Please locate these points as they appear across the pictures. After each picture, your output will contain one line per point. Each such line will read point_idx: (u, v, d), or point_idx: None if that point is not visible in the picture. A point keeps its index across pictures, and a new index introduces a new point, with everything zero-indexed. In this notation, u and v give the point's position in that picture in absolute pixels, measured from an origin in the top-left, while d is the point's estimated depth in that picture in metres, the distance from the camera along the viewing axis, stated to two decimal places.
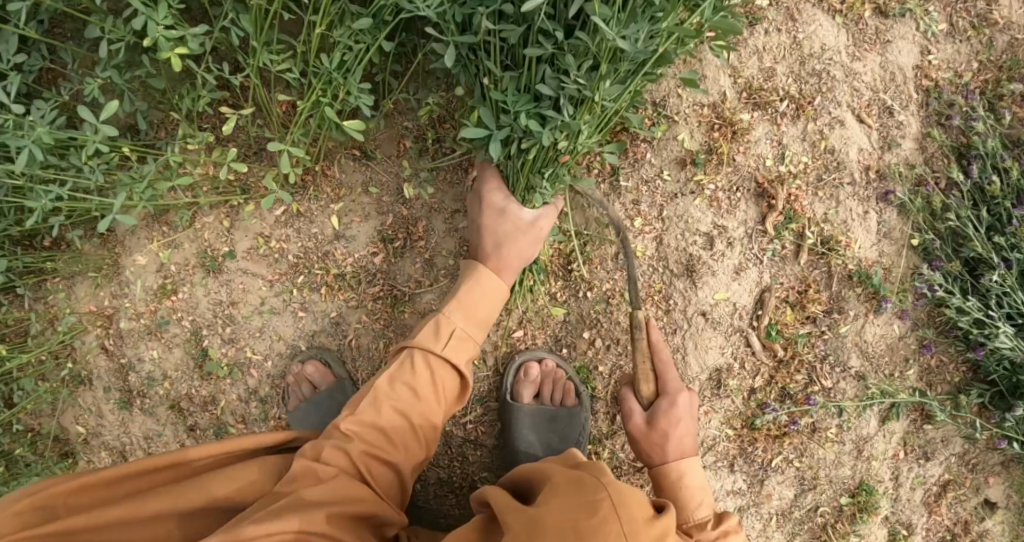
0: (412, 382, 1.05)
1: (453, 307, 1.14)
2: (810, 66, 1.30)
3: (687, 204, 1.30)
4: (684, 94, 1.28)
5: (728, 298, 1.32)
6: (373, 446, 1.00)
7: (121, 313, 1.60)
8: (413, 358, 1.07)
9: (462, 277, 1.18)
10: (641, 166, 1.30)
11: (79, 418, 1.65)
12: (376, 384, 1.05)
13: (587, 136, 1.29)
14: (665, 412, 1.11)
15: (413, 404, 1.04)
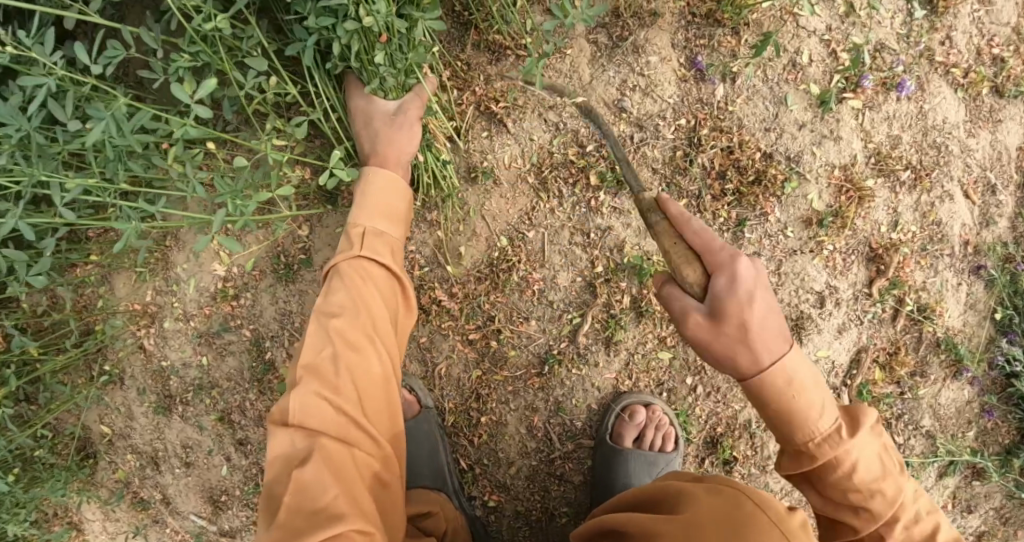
0: (359, 346, 1.00)
1: (362, 209, 1.10)
2: (931, 137, 1.30)
3: (805, 262, 1.31)
4: (818, 153, 1.28)
5: (829, 356, 1.33)
6: (340, 415, 0.96)
7: (165, 311, 1.48)
8: (346, 330, 1.00)
9: (372, 226, 1.09)
10: (766, 220, 1.29)
11: (104, 418, 1.58)
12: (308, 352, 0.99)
13: (719, 183, 1.28)
14: (794, 397, 0.86)
15: (366, 379, 1.00)
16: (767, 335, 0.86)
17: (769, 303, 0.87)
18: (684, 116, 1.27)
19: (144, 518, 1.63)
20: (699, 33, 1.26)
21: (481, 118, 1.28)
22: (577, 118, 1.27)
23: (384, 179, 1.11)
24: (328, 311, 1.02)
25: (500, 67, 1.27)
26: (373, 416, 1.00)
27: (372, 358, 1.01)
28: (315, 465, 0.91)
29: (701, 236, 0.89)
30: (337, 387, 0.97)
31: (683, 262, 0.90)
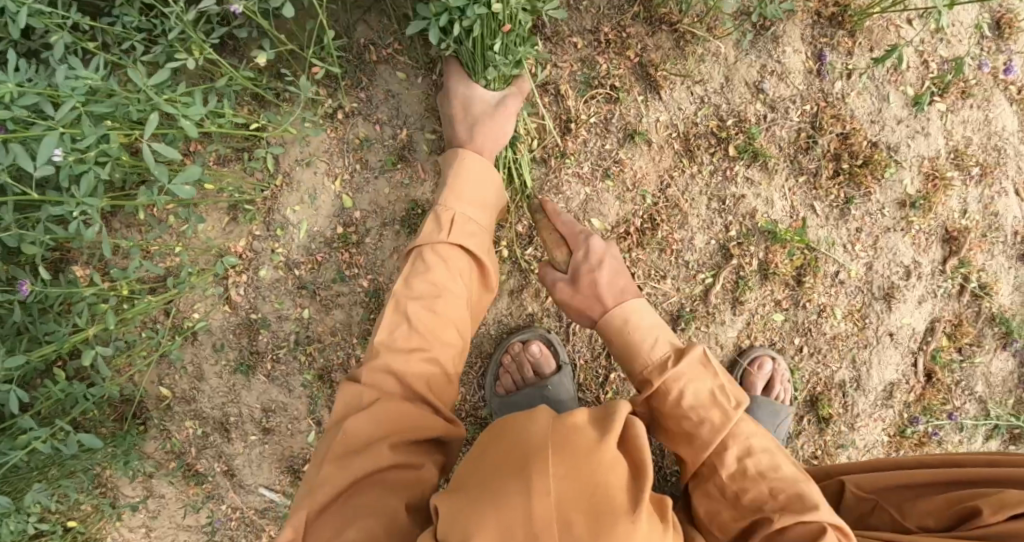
0: (420, 345, 1.01)
1: (449, 198, 1.15)
2: (993, 141, 1.47)
3: (896, 239, 1.46)
4: (913, 146, 1.44)
5: (910, 324, 1.49)
6: (428, 418, 0.98)
7: (263, 260, 1.46)
8: (429, 286, 1.06)
9: (462, 210, 1.15)
10: (869, 199, 1.44)
11: (163, 379, 1.53)
12: (392, 358, 0.99)
13: (831, 164, 1.42)
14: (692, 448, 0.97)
15: (441, 345, 1.03)
16: (688, 411, 0.97)
17: (700, 392, 0.98)
18: (808, 103, 1.41)
19: (198, 491, 1.58)
20: (824, 32, 1.40)
21: (640, 84, 1.37)
22: (720, 94, 1.39)
23: (615, 269, 1.13)
24: (395, 368, 0.98)
25: (652, 38, 1.36)
26: (442, 348, 1.03)
27: (449, 285, 1.07)
28: (370, 418, 0.94)
29: (648, 330, 1.06)
30: (432, 348, 1.02)
31: (625, 355, 1.05)
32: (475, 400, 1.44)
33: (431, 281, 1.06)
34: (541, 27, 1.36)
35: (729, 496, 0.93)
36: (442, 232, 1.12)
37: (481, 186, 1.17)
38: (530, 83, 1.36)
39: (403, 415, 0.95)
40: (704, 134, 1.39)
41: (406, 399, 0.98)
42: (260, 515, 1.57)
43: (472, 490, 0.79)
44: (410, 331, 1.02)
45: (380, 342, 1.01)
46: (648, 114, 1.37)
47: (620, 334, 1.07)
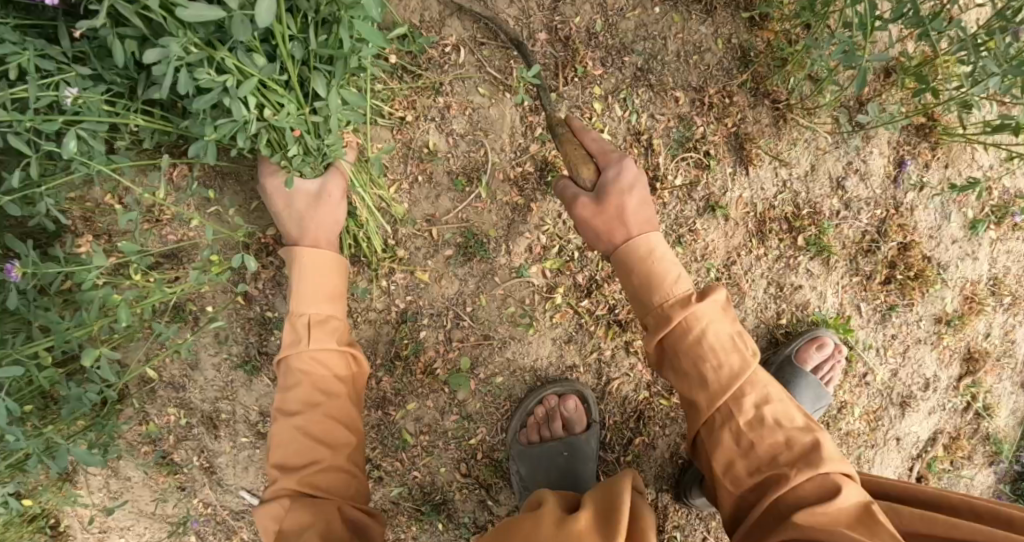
0: (317, 401, 1.10)
1: (304, 216, 1.16)
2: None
3: (924, 351, 1.45)
4: (960, 267, 1.42)
5: (915, 432, 1.50)
6: (337, 403, 1.11)
7: None
8: (305, 375, 1.11)
9: (308, 226, 1.17)
10: (909, 309, 1.43)
11: (152, 359, 1.44)
12: (285, 454, 1.07)
13: (887, 269, 1.40)
14: (703, 336, 0.99)
15: (337, 356, 1.13)
16: (668, 275, 1.03)
17: (644, 198, 1.05)
18: (879, 206, 1.38)
19: (169, 480, 1.52)
20: (910, 140, 1.37)
21: (731, 154, 1.32)
22: (802, 181, 1.35)
23: (644, 197, 1.05)
24: (311, 382, 1.10)
25: (750, 109, 1.31)
26: (333, 386, 1.12)
27: (332, 388, 1.12)
28: (293, 445, 1.07)
29: (633, 214, 1.04)
30: (317, 364, 1.11)
31: (582, 161, 1.06)
32: (494, 442, 1.38)
33: (327, 316, 1.15)
34: (645, 73, 1.29)
35: (743, 445, 0.96)
36: (299, 228, 1.16)
37: (321, 235, 1.17)
38: (622, 132, 1.30)
39: (320, 485, 1.06)
40: (778, 218, 1.36)
41: (317, 483, 1.05)
42: (233, 516, 1.53)
43: None
44: (297, 401, 1.09)
45: (279, 417, 1.10)
46: (732, 187, 1.33)
47: (590, 218, 1.05)
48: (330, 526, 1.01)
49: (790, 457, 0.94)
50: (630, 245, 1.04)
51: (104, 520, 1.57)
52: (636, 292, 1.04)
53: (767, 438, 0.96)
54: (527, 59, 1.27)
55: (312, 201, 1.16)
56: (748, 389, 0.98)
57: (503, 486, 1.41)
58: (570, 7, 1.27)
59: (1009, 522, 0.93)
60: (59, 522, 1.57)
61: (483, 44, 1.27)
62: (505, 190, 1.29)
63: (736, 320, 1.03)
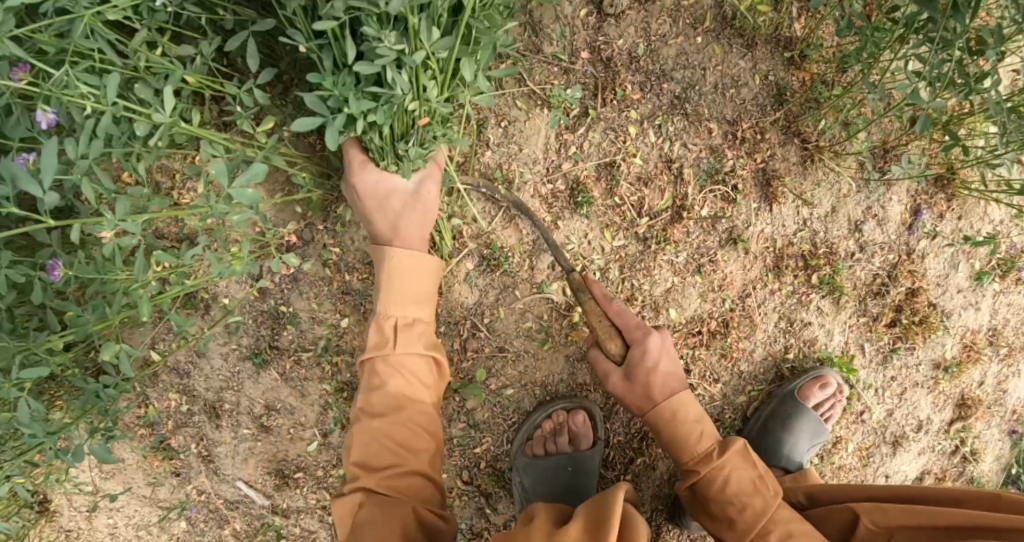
0: (403, 407, 1.13)
1: (398, 259, 1.17)
2: None
3: (920, 394, 1.48)
4: (962, 316, 1.45)
5: (904, 471, 1.52)
6: (416, 439, 1.13)
7: (310, 250, 1.35)
8: (394, 372, 1.14)
9: (400, 247, 1.18)
10: (911, 352, 1.45)
11: (157, 343, 1.43)
12: (373, 454, 1.10)
13: (894, 312, 1.42)
14: (674, 417, 1.14)
15: (416, 404, 1.15)
16: (665, 386, 1.15)
17: (671, 368, 1.15)
18: (893, 251, 1.40)
19: (164, 465, 1.51)
20: (927, 190, 1.39)
21: (756, 188, 1.33)
22: (822, 221, 1.36)
23: (669, 370, 1.15)
24: (370, 409, 1.13)
25: (778, 145, 1.32)
26: (412, 412, 1.14)
27: (412, 400, 1.14)
28: (370, 500, 1.06)
29: (621, 318, 1.16)
30: (393, 375, 1.14)
31: (607, 337, 1.14)
32: (498, 452, 1.39)
33: (406, 331, 1.16)
34: (681, 102, 1.30)
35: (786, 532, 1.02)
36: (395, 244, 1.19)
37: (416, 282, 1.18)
38: (652, 158, 1.30)
39: (399, 491, 1.08)
40: (795, 254, 1.37)
41: (400, 498, 1.07)
42: (228, 506, 1.51)
43: None
44: (371, 444, 1.11)
45: (355, 467, 1.10)
46: (754, 220, 1.34)
47: (598, 317, 1.14)
48: (405, 528, 1.02)
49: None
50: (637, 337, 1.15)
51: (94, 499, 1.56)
52: (666, 439, 1.16)
53: (799, 539, 1.00)
54: (566, 77, 1.28)
55: (408, 198, 1.18)
56: (767, 488, 1.08)
57: (503, 496, 1.42)
58: (614, 29, 1.28)
59: (993, 500, 0.98)
60: (47, 498, 1.55)
61: (524, 58, 1.27)
62: (533, 205, 1.29)
63: (758, 463, 1.12)
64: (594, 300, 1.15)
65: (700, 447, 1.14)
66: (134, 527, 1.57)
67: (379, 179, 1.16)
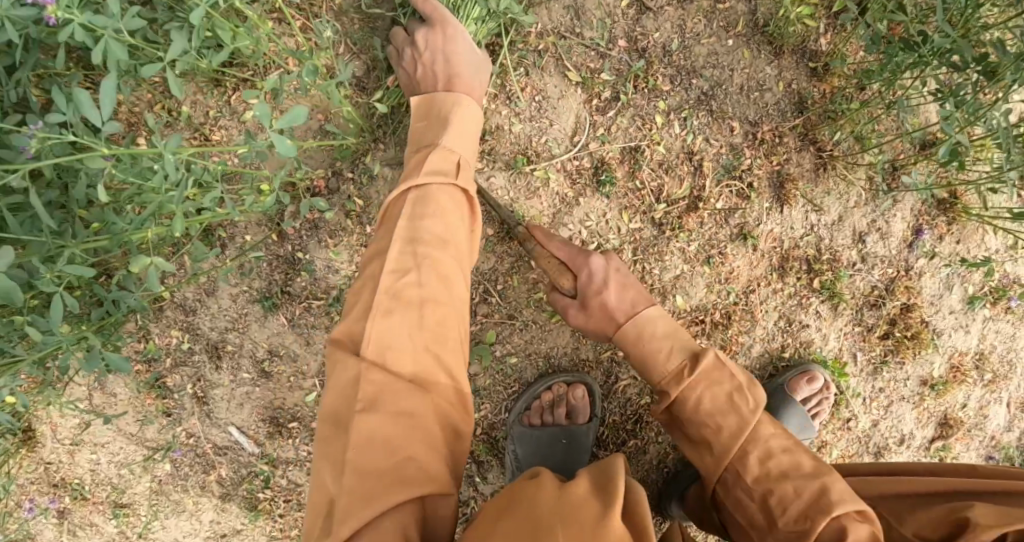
0: (438, 273, 0.96)
1: (450, 137, 1.10)
2: (1012, 353, 1.54)
3: (905, 409, 1.52)
4: (952, 337, 1.51)
5: None
6: (423, 356, 0.91)
7: (333, 200, 1.38)
8: (430, 239, 0.97)
9: (462, 153, 1.11)
10: (901, 366, 1.50)
11: (167, 278, 1.44)
12: (382, 331, 0.89)
13: (888, 325, 1.48)
14: (642, 335, 1.15)
15: (451, 298, 0.96)
16: (621, 307, 1.17)
17: (620, 291, 1.18)
18: (891, 266, 1.46)
19: (156, 404, 1.51)
20: (930, 211, 1.45)
21: (770, 189, 1.39)
22: (828, 229, 1.42)
23: (623, 281, 1.19)
24: (404, 300, 0.92)
25: (794, 151, 1.38)
26: (450, 331, 0.94)
27: (455, 279, 0.97)
28: (386, 416, 0.85)
29: (566, 251, 1.21)
30: (419, 259, 0.95)
31: (557, 271, 1.21)
32: (494, 420, 1.42)
33: (444, 223, 1.00)
34: (708, 98, 1.36)
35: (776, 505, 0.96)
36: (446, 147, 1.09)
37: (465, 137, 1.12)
38: (675, 149, 1.35)
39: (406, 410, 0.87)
40: (800, 257, 1.42)
41: (407, 416, 0.86)
42: (217, 451, 1.51)
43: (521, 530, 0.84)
44: (405, 351, 0.90)
45: (348, 334, 0.90)
46: (764, 219, 1.39)
47: (551, 248, 1.22)
48: (428, 443, 0.87)
49: (801, 507, 0.94)
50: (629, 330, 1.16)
51: (79, 431, 1.55)
52: (637, 349, 1.15)
53: (776, 460, 1.00)
54: (602, 61, 1.33)
55: (478, 63, 1.20)
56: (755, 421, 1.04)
57: (494, 466, 1.44)
58: (652, 22, 1.33)
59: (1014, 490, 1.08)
60: (32, 425, 1.54)
61: (564, 38, 1.32)
62: (557, 179, 1.33)
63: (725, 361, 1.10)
64: (539, 243, 1.23)
65: (671, 364, 1.11)
66: (116, 464, 1.55)
67: (472, 65, 1.19)
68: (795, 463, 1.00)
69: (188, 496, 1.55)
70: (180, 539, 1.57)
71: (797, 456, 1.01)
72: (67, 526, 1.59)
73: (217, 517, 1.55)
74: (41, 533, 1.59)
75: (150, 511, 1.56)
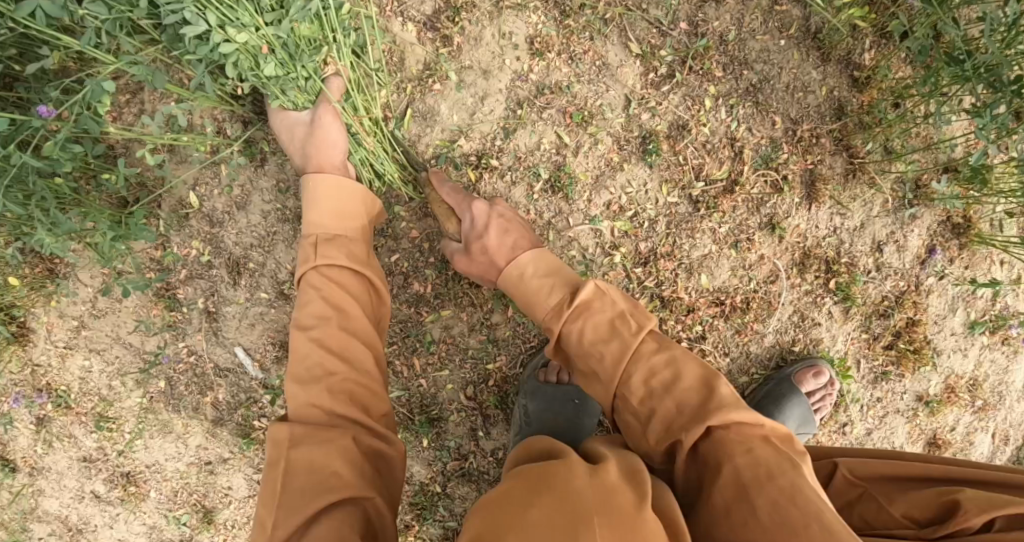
0: (328, 314, 1.15)
1: (315, 211, 1.22)
2: (1006, 384, 1.58)
3: (898, 423, 1.56)
4: (950, 358, 1.55)
5: None
6: (343, 401, 1.09)
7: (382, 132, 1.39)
8: (328, 284, 1.18)
9: (340, 231, 1.22)
10: (900, 378, 1.54)
11: (198, 185, 1.42)
12: (300, 365, 1.12)
13: (892, 336, 1.52)
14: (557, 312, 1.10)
15: (349, 363, 1.13)
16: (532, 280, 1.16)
17: (534, 260, 1.19)
18: (902, 279, 1.51)
19: (161, 315, 1.47)
20: (945, 233, 1.51)
21: (801, 186, 1.44)
22: (849, 234, 1.47)
23: (514, 240, 1.23)
24: (325, 342, 1.13)
25: (827, 154, 1.44)
26: (354, 346, 1.15)
27: (353, 345, 1.15)
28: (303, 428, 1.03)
29: (515, 260, 1.19)
30: (343, 308, 1.17)
31: (515, 290, 1.17)
32: (508, 374, 1.42)
33: (348, 298, 1.18)
34: (755, 90, 1.42)
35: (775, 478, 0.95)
36: (318, 254, 1.19)
37: (333, 196, 1.22)
38: (718, 134, 1.41)
39: (331, 426, 1.04)
40: (818, 256, 1.47)
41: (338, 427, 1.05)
42: (217, 372, 1.48)
43: (530, 508, 0.77)
44: (311, 389, 1.09)
45: (291, 379, 1.11)
46: (791, 214, 1.44)
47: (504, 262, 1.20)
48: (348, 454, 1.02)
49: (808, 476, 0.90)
50: (554, 324, 1.10)
51: (75, 335, 1.50)
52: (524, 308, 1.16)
53: (763, 432, 0.95)
54: (663, 39, 1.38)
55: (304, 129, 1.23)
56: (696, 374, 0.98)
57: (499, 421, 1.44)
58: (714, 10, 1.40)
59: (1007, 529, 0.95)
60: (26, 322, 1.49)
61: (630, 10, 1.37)
62: (604, 143, 1.38)
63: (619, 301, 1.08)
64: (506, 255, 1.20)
65: (603, 370, 1.02)
66: (108, 375, 1.51)
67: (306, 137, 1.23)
68: (681, 406, 0.94)
69: (179, 417, 1.51)
70: (161, 461, 1.52)
71: (681, 368, 0.98)
72: (44, 434, 1.52)
73: (204, 443, 1.51)
74: (15, 438, 1.52)
75: (135, 428, 1.51)
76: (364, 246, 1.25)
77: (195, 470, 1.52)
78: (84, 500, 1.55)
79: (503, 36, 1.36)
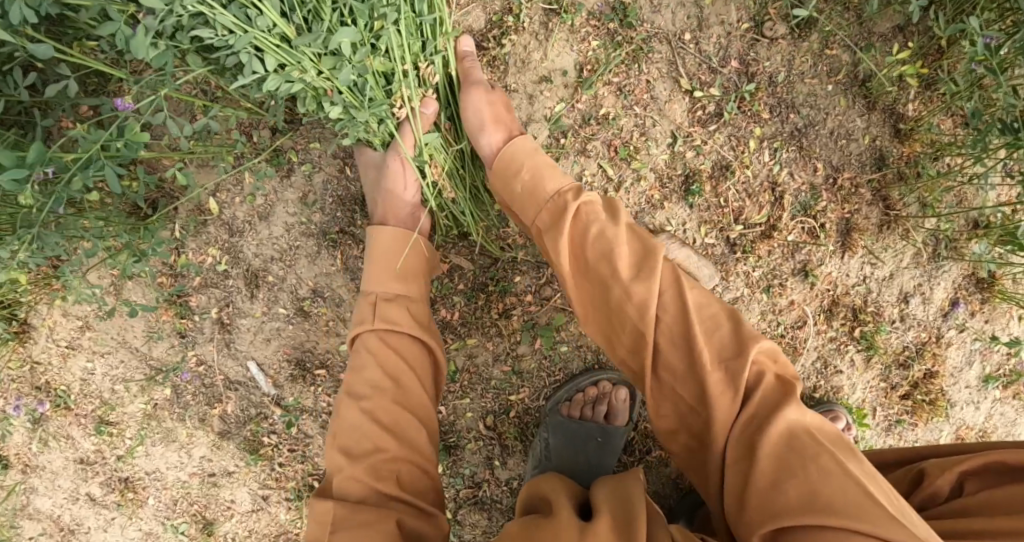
0: (385, 386, 1.10)
1: (372, 269, 1.19)
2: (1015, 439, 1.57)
3: None
4: (963, 410, 1.54)
5: None
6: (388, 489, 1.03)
7: None
8: (384, 349, 1.13)
9: (395, 291, 1.17)
10: (913, 427, 1.54)
11: (219, 192, 1.36)
12: (350, 437, 1.07)
13: (909, 386, 1.52)
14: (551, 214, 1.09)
15: (403, 438, 1.08)
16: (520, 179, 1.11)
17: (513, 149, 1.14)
18: (924, 330, 1.51)
19: (171, 322, 1.41)
20: (969, 286, 1.50)
21: (835, 232, 1.43)
22: (878, 283, 1.47)
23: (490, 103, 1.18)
24: (376, 413, 1.08)
25: (864, 203, 1.43)
26: (410, 424, 1.09)
27: (406, 423, 1.09)
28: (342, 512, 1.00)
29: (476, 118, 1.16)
30: (401, 385, 1.11)
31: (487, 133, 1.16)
32: (530, 405, 1.39)
33: (400, 361, 1.13)
34: (800, 135, 1.40)
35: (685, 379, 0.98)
36: (370, 318, 1.15)
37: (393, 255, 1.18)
38: (756, 174, 1.40)
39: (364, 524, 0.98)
40: (846, 303, 1.47)
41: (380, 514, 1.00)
42: (227, 384, 1.43)
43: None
44: (358, 466, 1.04)
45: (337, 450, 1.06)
46: (823, 259, 1.44)
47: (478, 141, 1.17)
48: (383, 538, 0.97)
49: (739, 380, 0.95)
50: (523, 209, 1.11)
51: (79, 334, 1.43)
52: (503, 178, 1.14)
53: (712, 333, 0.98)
54: (713, 76, 1.37)
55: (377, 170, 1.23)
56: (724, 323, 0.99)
57: (517, 452, 1.40)
58: (765, 50, 1.38)
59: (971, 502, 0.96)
60: (28, 319, 1.41)
61: (682, 47, 1.36)
62: None
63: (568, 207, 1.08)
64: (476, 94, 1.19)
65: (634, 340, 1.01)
66: (111, 379, 1.44)
67: (377, 178, 1.23)
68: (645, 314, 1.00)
69: (183, 426, 1.45)
70: (162, 469, 1.47)
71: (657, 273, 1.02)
72: (41, 433, 1.46)
73: (209, 454, 1.46)
74: (9, 436, 1.45)
75: (137, 435, 1.46)
76: (426, 309, 1.20)
77: (197, 480, 1.47)
78: (78, 502, 1.48)
79: (551, 63, 1.35)
